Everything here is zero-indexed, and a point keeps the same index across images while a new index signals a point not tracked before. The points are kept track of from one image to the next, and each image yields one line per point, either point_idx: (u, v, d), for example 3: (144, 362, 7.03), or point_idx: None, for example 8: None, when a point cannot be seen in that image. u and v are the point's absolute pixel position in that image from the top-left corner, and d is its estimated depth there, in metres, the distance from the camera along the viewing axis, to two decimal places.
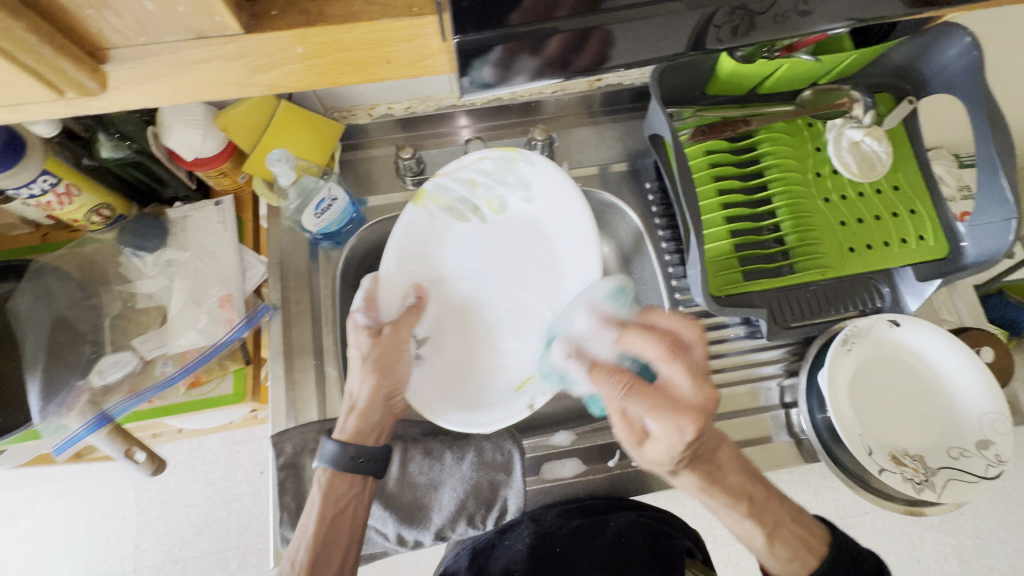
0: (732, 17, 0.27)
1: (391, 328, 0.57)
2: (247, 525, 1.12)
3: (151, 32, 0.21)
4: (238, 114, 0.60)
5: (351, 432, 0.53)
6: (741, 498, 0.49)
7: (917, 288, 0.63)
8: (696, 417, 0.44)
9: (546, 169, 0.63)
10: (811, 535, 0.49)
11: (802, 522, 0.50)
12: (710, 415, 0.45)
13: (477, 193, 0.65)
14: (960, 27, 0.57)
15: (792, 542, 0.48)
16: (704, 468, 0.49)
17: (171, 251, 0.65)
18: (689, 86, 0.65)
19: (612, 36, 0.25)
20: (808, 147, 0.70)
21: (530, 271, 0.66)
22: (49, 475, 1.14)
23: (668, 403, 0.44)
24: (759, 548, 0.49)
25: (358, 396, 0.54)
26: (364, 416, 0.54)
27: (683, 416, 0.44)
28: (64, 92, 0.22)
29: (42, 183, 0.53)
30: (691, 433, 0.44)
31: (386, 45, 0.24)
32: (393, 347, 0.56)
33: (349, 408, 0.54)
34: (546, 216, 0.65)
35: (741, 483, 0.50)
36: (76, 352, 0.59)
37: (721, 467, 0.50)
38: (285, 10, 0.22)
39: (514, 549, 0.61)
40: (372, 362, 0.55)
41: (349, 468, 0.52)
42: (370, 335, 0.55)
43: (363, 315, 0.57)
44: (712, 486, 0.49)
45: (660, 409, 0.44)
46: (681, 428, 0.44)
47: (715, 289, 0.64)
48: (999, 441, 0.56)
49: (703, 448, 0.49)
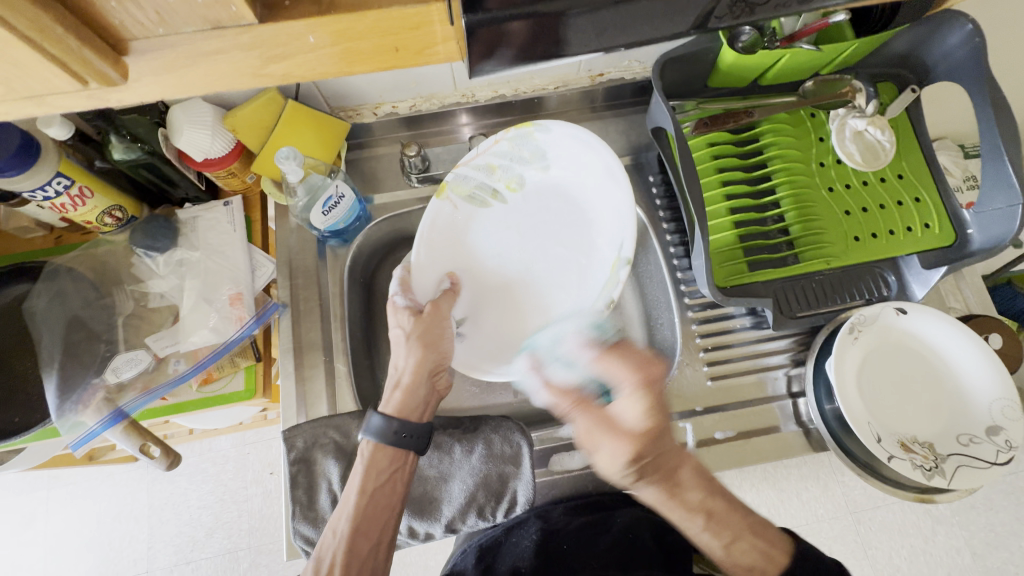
0: (733, 10, 0.27)
1: (429, 308, 0.59)
2: (257, 526, 1.13)
3: (170, 23, 0.22)
4: (246, 113, 0.61)
5: (395, 406, 0.56)
6: (696, 513, 0.50)
7: (923, 275, 0.63)
8: (637, 445, 0.48)
9: (559, 136, 0.64)
10: (771, 546, 0.49)
11: (764, 534, 0.50)
12: (647, 446, 0.48)
13: (496, 176, 0.65)
14: (961, 14, 0.58)
15: (750, 553, 0.49)
16: (663, 486, 0.50)
17: (182, 251, 0.66)
18: (690, 80, 0.66)
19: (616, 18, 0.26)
20: (812, 138, 0.70)
21: (559, 234, 0.66)
22: (62, 478, 1.15)
23: (612, 426, 0.50)
24: (718, 550, 0.50)
25: (405, 370, 0.57)
26: (416, 387, 0.57)
27: (623, 443, 0.48)
28: (87, 83, 0.23)
29: (57, 185, 0.54)
30: (625, 457, 0.48)
31: (393, 33, 0.25)
32: (434, 325, 0.59)
33: (394, 385, 0.57)
34: (568, 175, 0.66)
35: (701, 500, 0.50)
36: (90, 350, 0.61)
37: (682, 483, 0.50)
38: (297, 0, 0.23)
39: (520, 546, 0.60)
40: (416, 339, 0.58)
41: (392, 441, 0.53)
42: (414, 313, 0.59)
43: (403, 295, 0.60)
44: (671, 501, 0.50)
45: (604, 433, 0.50)
46: (619, 452, 0.48)
47: (721, 280, 0.64)
48: (1009, 427, 0.56)
49: (660, 470, 0.50)
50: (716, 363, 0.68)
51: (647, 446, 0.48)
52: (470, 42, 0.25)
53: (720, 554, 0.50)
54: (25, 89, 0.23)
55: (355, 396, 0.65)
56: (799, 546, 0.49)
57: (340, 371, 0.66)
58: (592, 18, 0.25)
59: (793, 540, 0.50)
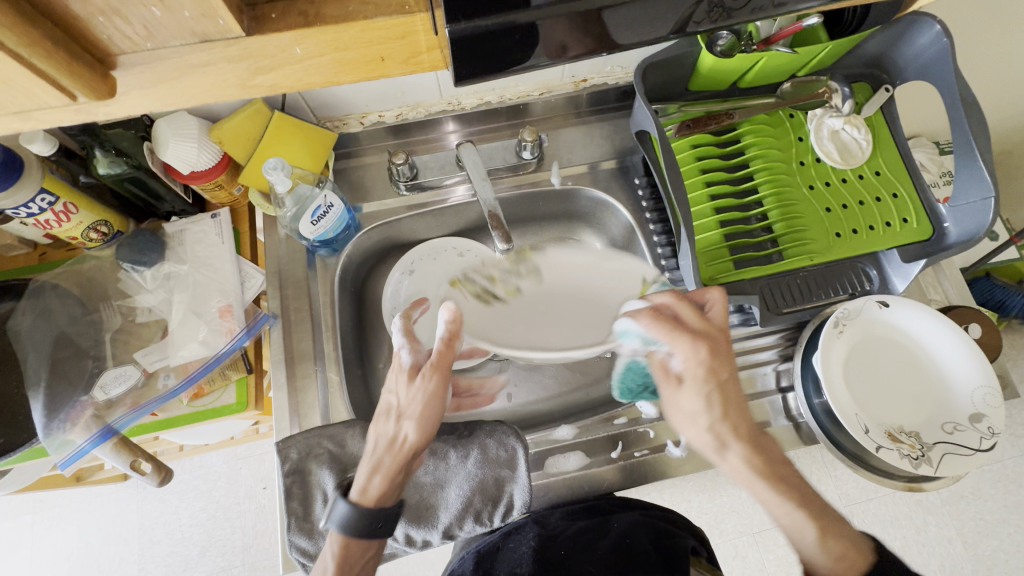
0: (710, 15, 0.28)
1: (421, 376, 0.55)
2: (252, 542, 1.11)
3: (158, 37, 0.22)
4: (233, 125, 0.61)
5: (369, 498, 0.52)
6: (786, 485, 0.48)
7: (902, 269, 0.65)
8: (709, 343, 0.52)
9: (553, 257, 0.74)
10: (856, 543, 0.45)
11: (842, 533, 0.45)
12: (721, 354, 0.52)
13: (497, 285, 0.72)
14: (929, 16, 0.60)
15: (845, 545, 0.44)
16: (752, 448, 0.50)
17: (170, 264, 0.66)
18: (672, 84, 0.68)
19: (598, 24, 0.27)
20: (791, 137, 0.71)
21: (568, 315, 0.69)
22: (49, 501, 1.13)
23: (686, 331, 0.52)
24: (810, 542, 0.45)
25: (390, 439, 0.54)
26: (390, 469, 0.52)
27: (698, 343, 0.51)
28: (75, 97, 0.23)
29: (40, 202, 0.54)
30: (702, 356, 0.51)
31: (381, 42, 0.25)
32: (426, 397, 0.54)
33: (373, 460, 0.53)
34: (560, 280, 0.72)
35: (786, 473, 0.49)
36: (78, 368, 0.60)
37: (767, 450, 0.50)
38: (285, 12, 0.24)
39: (519, 552, 0.58)
40: (410, 412, 0.54)
41: (366, 534, 0.51)
42: (409, 377, 0.56)
43: (405, 346, 0.58)
44: (766, 470, 0.49)
45: (679, 338, 0.52)
46: (697, 351, 0.51)
47: (707, 278, 0.66)
48: (990, 414, 0.58)
49: (738, 402, 0.51)
50: None
51: (722, 355, 0.52)
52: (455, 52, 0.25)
53: (813, 547, 0.45)
54: (13, 103, 0.23)
55: (348, 406, 0.64)
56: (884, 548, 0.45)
57: (332, 380, 0.66)
58: (575, 22, 0.26)
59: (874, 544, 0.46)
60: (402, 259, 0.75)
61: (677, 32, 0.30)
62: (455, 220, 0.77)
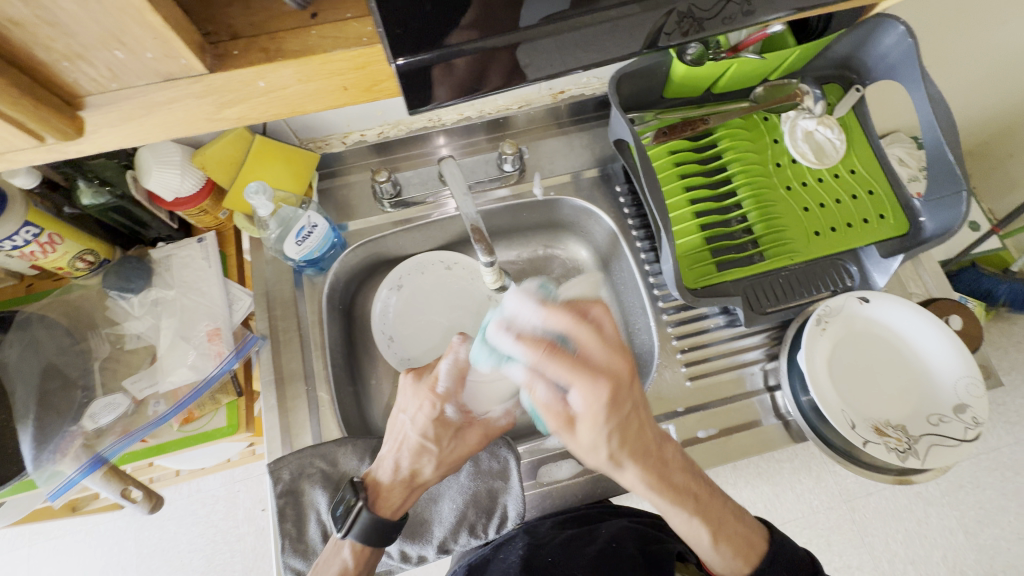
0: (681, 25, 0.30)
1: (470, 434, 0.60)
2: (252, 565, 1.10)
3: (123, 78, 0.23)
4: (215, 151, 0.62)
5: (390, 509, 0.55)
6: (686, 497, 0.51)
7: (882, 264, 0.66)
8: (613, 382, 0.45)
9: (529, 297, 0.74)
10: (750, 531, 0.52)
11: (743, 519, 0.53)
12: (625, 387, 0.46)
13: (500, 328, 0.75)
14: (893, 17, 0.61)
15: (735, 541, 0.51)
16: (650, 466, 0.50)
17: (157, 290, 0.66)
18: (646, 93, 0.69)
19: (564, 45, 0.28)
20: (766, 140, 0.73)
21: None
22: (44, 533, 1.12)
23: (585, 367, 0.45)
24: (706, 544, 0.51)
25: (415, 475, 0.57)
26: (411, 494, 0.57)
27: (599, 383, 0.45)
28: (44, 139, 0.24)
29: (24, 234, 0.54)
30: (605, 397, 0.45)
31: (341, 72, 0.26)
32: (465, 450, 0.60)
33: (398, 485, 0.56)
34: None
35: (686, 481, 0.52)
36: (66, 399, 0.59)
37: (668, 463, 0.51)
38: (246, 49, 0.24)
39: (508, 562, 0.58)
40: (444, 460, 0.59)
41: (377, 541, 0.54)
42: (454, 432, 0.59)
43: (451, 399, 0.59)
44: (660, 482, 0.51)
45: (577, 378, 0.45)
46: (598, 394, 0.45)
47: (691, 282, 0.66)
48: (974, 404, 0.58)
49: (637, 429, 0.49)
50: (693, 362, 0.69)
51: (626, 388, 0.46)
52: (417, 77, 0.27)
53: (709, 548, 0.51)
54: None
55: (339, 424, 0.64)
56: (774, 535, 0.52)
57: (322, 400, 0.66)
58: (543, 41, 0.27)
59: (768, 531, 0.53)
60: (389, 276, 0.76)
61: (649, 48, 0.32)
62: (440, 234, 0.78)
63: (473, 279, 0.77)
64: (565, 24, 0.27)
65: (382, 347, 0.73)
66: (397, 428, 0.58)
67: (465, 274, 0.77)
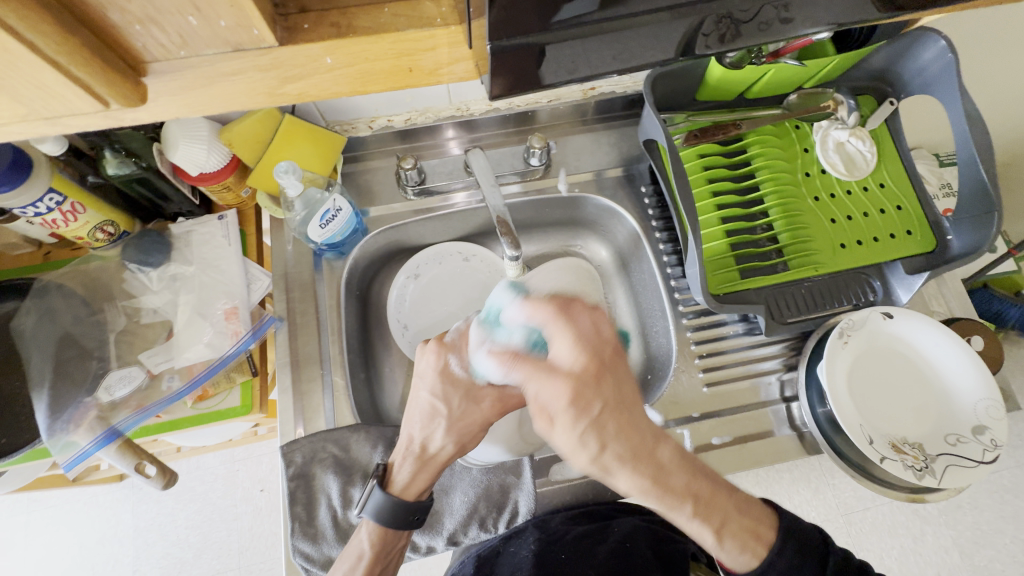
0: (719, 26, 0.31)
1: (484, 399, 0.57)
2: (248, 545, 1.11)
3: (191, 45, 0.24)
4: (242, 127, 0.61)
5: (403, 486, 0.55)
6: (684, 500, 0.46)
7: (906, 280, 0.65)
8: (571, 382, 0.45)
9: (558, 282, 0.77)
10: (758, 523, 0.48)
11: (749, 511, 0.48)
12: (590, 385, 0.45)
13: None
14: (935, 31, 0.60)
15: (741, 535, 0.47)
16: (643, 471, 0.46)
17: (176, 265, 0.66)
18: (680, 93, 0.68)
19: (627, 39, 0.30)
20: (797, 148, 0.72)
21: None
22: (43, 501, 1.12)
23: (548, 369, 0.47)
24: (710, 543, 0.47)
25: (426, 445, 0.55)
26: (423, 468, 0.55)
27: (558, 382, 0.45)
28: (106, 103, 0.24)
29: (48, 202, 0.53)
30: (565, 397, 0.45)
31: (409, 54, 0.27)
32: (478, 416, 0.56)
33: (409, 458, 0.55)
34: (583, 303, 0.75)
35: (686, 485, 0.47)
36: (82, 369, 0.59)
37: (664, 468, 0.46)
38: (316, 24, 0.25)
39: (519, 556, 0.59)
40: (455, 424, 0.56)
41: (403, 525, 0.53)
42: (464, 394, 0.56)
43: (455, 350, 0.57)
44: (656, 489, 0.46)
45: (539, 378, 0.47)
46: (557, 394, 0.45)
47: (714, 288, 0.66)
48: (993, 426, 0.58)
49: (622, 427, 0.46)
50: (710, 368, 0.69)
51: (590, 387, 0.45)
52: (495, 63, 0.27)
53: (713, 547, 0.47)
54: (51, 106, 0.24)
55: (354, 411, 0.64)
56: (783, 520, 0.48)
57: (337, 385, 0.65)
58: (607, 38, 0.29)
59: (776, 513, 0.49)
60: (407, 264, 0.75)
61: (687, 52, 0.32)
62: (461, 225, 0.77)
63: (490, 272, 0.76)
64: (612, 28, 0.28)
65: (397, 335, 0.73)
66: (412, 397, 0.57)
67: (483, 266, 0.76)
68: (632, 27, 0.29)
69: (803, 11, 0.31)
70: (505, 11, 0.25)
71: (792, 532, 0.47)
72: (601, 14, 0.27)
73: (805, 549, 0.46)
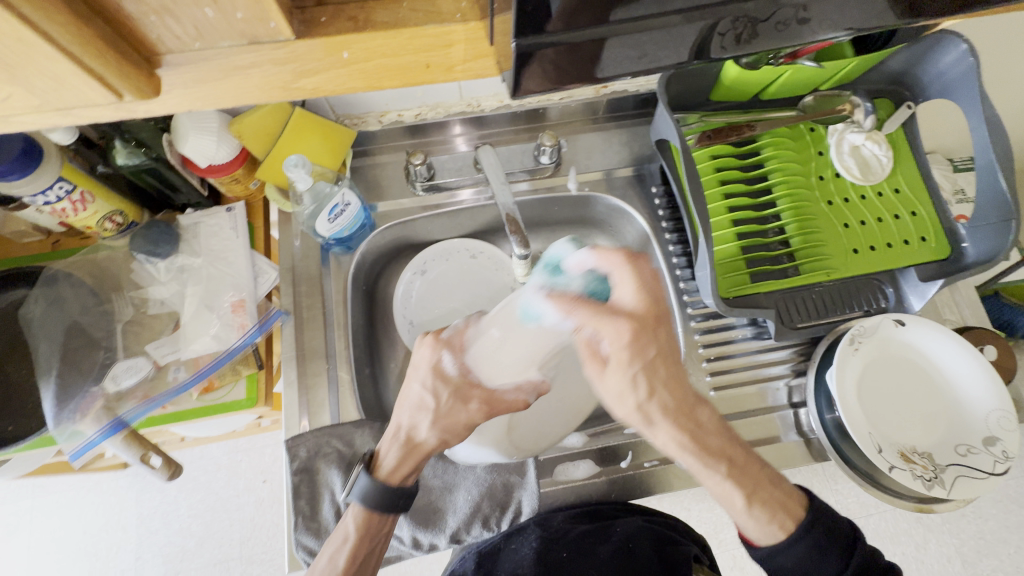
0: (736, 25, 0.30)
1: (471, 399, 0.55)
2: (249, 535, 1.11)
3: (207, 37, 0.24)
4: (253, 120, 0.61)
5: (387, 471, 0.54)
6: (719, 459, 0.49)
7: (919, 288, 0.64)
8: (634, 324, 0.46)
9: None
10: (788, 497, 0.48)
11: (780, 485, 0.49)
12: (647, 330, 0.46)
13: None
14: (956, 33, 0.59)
15: (771, 505, 0.48)
16: (683, 423, 0.50)
17: (183, 257, 0.65)
18: (693, 93, 0.66)
19: (648, 40, 0.29)
20: (811, 152, 0.71)
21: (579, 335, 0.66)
22: (48, 487, 1.13)
23: (609, 310, 0.46)
24: (738, 509, 0.48)
25: (412, 434, 0.55)
26: (408, 456, 0.55)
27: (620, 320, 0.46)
28: (122, 95, 0.24)
29: (58, 190, 0.53)
30: (626, 337, 0.46)
31: (428, 51, 0.27)
32: (465, 416, 0.55)
33: (396, 445, 0.55)
34: None
35: (721, 446, 0.50)
36: (90, 358, 0.59)
37: (702, 426, 0.50)
38: (334, 16, 0.25)
39: (520, 553, 0.60)
40: (440, 420, 0.55)
41: (384, 508, 0.53)
42: (454, 391, 0.55)
43: (450, 347, 0.55)
44: (693, 444, 0.49)
45: (600, 320, 0.46)
46: (620, 334, 0.46)
47: (724, 291, 0.65)
48: (1005, 437, 0.57)
49: (667, 378, 0.49)
50: (717, 371, 0.68)
51: (648, 332, 0.46)
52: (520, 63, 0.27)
53: (742, 514, 0.48)
54: (67, 99, 0.24)
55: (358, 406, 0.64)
56: (814, 501, 0.48)
57: (342, 379, 0.65)
58: (630, 38, 0.28)
59: (807, 495, 0.49)
60: (414, 259, 0.75)
61: (701, 53, 0.32)
62: (469, 222, 0.77)
63: (498, 270, 0.76)
64: (639, 27, 0.27)
65: (402, 331, 0.72)
66: (405, 391, 0.56)
67: (490, 264, 0.76)
68: (656, 27, 0.28)
69: (822, 11, 0.31)
70: (532, 15, 0.24)
71: (820, 512, 0.47)
72: (615, 14, 0.26)
73: (830, 542, 0.45)
